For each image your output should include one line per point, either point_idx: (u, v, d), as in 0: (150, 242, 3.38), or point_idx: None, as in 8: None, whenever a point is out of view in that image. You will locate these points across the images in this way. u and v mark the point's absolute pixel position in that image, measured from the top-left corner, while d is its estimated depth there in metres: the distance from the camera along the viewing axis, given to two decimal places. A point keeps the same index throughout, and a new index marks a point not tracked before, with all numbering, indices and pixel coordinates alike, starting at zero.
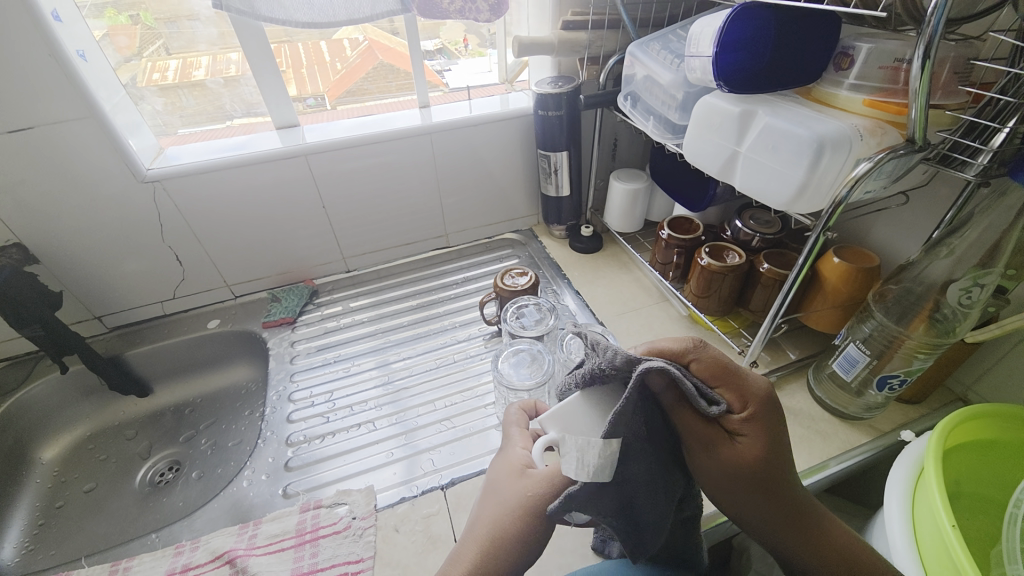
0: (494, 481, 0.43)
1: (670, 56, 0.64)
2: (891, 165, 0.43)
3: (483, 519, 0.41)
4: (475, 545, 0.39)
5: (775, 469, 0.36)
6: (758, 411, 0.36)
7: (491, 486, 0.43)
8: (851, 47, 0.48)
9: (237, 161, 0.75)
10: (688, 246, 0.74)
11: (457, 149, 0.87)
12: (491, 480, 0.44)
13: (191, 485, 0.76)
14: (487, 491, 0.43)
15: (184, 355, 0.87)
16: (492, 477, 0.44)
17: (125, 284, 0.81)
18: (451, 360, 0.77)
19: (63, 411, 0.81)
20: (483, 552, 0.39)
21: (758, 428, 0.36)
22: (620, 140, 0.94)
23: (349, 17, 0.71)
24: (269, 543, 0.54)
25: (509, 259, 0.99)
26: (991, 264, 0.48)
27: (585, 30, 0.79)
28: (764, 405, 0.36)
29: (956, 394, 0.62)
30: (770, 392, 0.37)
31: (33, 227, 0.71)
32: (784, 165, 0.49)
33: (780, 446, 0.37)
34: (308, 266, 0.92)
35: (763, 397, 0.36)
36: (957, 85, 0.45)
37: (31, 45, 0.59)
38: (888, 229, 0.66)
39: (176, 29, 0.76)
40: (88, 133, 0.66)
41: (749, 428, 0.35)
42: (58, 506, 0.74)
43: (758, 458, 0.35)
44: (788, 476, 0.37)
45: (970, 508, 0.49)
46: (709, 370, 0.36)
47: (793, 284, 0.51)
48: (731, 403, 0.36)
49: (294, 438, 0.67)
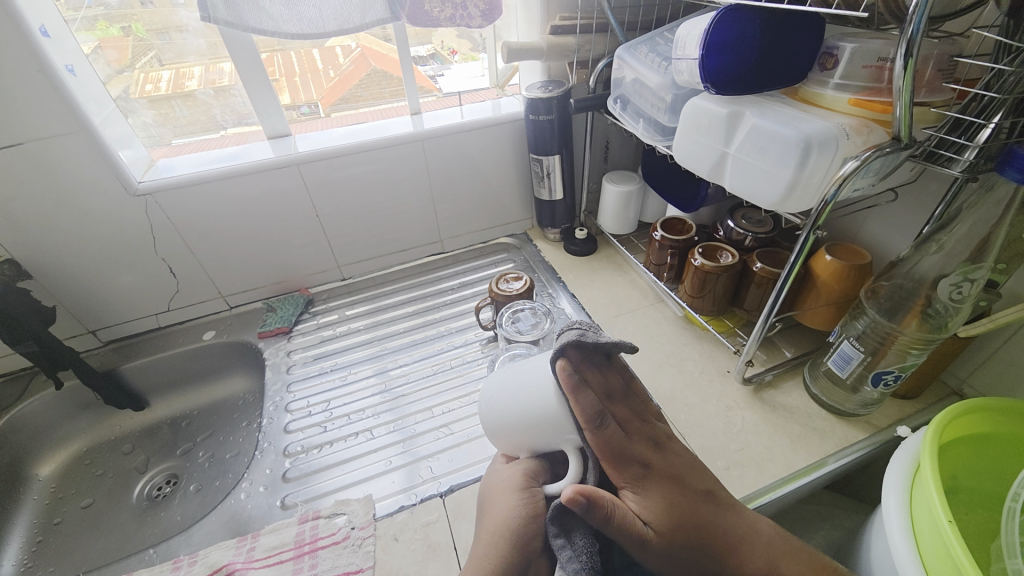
0: (495, 483, 0.48)
1: (657, 59, 0.64)
2: (879, 164, 0.43)
3: (496, 514, 0.45)
4: (494, 541, 0.43)
5: (684, 529, 0.42)
6: (637, 481, 0.43)
7: (493, 490, 0.48)
8: (835, 48, 0.49)
9: (229, 171, 0.75)
10: (681, 247, 0.74)
11: (451, 157, 0.88)
12: (490, 487, 0.48)
13: (189, 498, 0.76)
14: (489, 495, 0.48)
15: (179, 368, 0.87)
16: (488, 483, 0.49)
17: (119, 297, 0.81)
18: (447, 366, 0.77)
19: (58, 426, 0.81)
20: (504, 549, 0.42)
21: (644, 495, 0.43)
22: (612, 143, 0.94)
23: (339, 27, 0.72)
24: (267, 555, 0.54)
25: (504, 263, 0.99)
26: (981, 259, 0.48)
27: (574, 35, 0.79)
28: (648, 477, 0.44)
29: (951, 387, 0.63)
30: (671, 503, 0.43)
31: (23, 242, 0.70)
32: (772, 165, 0.50)
33: (687, 503, 0.43)
34: (303, 275, 0.92)
35: (641, 465, 0.44)
36: (942, 82, 0.45)
37: (19, 59, 0.58)
38: (878, 226, 0.67)
39: (168, 40, 0.76)
40: (77, 148, 0.66)
41: (644, 497, 0.43)
42: (55, 523, 0.73)
43: (670, 524, 0.42)
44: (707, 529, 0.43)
45: (968, 502, 0.49)
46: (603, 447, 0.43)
47: (785, 282, 0.51)
48: (617, 482, 0.44)
49: (291, 449, 0.67)
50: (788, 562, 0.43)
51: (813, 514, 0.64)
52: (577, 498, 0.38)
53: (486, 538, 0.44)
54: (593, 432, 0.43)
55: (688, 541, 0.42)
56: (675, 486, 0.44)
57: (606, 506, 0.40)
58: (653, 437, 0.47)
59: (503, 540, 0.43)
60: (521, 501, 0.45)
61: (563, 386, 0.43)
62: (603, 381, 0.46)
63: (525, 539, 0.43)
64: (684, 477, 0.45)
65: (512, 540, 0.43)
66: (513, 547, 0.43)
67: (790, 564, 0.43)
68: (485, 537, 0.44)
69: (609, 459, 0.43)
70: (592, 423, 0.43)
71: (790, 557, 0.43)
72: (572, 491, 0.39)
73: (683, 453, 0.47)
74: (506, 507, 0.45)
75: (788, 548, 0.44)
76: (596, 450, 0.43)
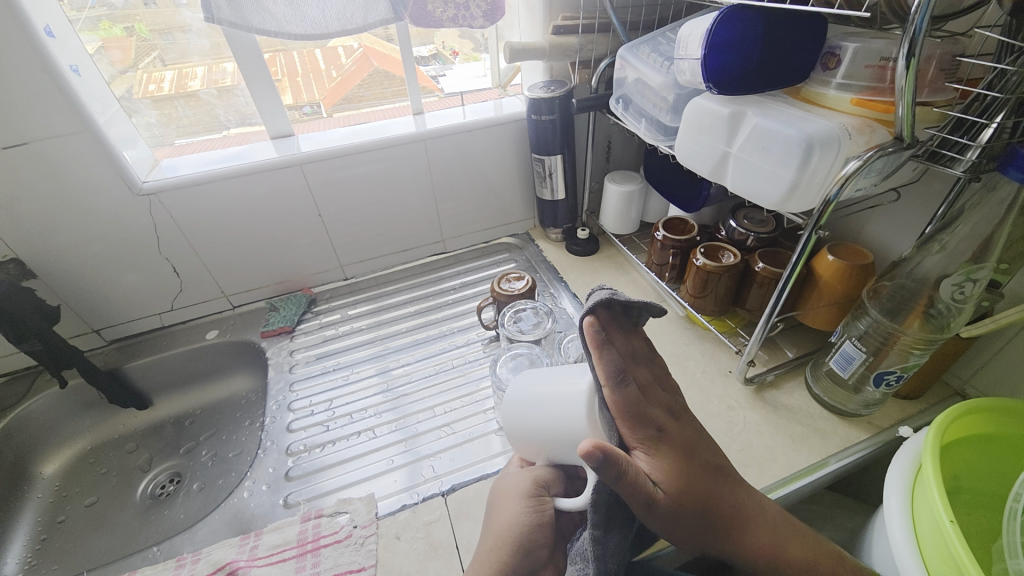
0: (504, 487, 0.48)
1: (659, 59, 0.64)
2: (880, 163, 0.43)
3: (502, 519, 0.45)
4: (498, 546, 0.43)
5: (690, 493, 0.41)
6: (651, 443, 0.42)
7: (502, 494, 0.47)
8: (837, 48, 0.49)
9: (233, 171, 0.75)
10: (683, 247, 0.74)
11: (453, 157, 0.88)
12: (499, 490, 0.48)
13: (193, 496, 0.76)
14: (498, 498, 0.47)
15: (182, 367, 0.87)
16: (499, 486, 0.49)
17: (123, 296, 0.81)
18: (450, 366, 0.77)
19: (62, 425, 0.81)
20: (507, 557, 0.42)
21: (656, 457, 0.42)
22: (614, 143, 0.94)
23: (341, 28, 0.72)
24: (270, 553, 0.54)
25: (506, 263, 0.99)
26: (983, 259, 0.48)
27: (576, 34, 0.80)
28: (660, 441, 0.42)
29: (954, 388, 0.63)
30: (680, 467, 0.42)
31: (28, 241, 0.71)
32: (773, 165, 0.50)
33: (695, 469, 0.42)
34: (305, 274, 0.92)
35: (657, 428, 0.42)
36: (945, 82, 0.45)
37: (25, 61, 0.59)
38: (881, 226, 0.67)
39: (171, 40, 0.76)
40: (82, 148, 0.66)
41: (655, 460, 0.41)
42: (60, 521, 0.73)
43: (677, 489, 0.41)
44: (712, 495, 0.42)
45: (970, 503, 0.49)
46: (622, 405, 0.41)
47: (787, 282, 0.51)
48: (630, 441, 0.42)
49: (294, 448, 0.67)
50: (794, 547, 0.43)
51: (815, 515, 0.64)
52: (596, 452, 0.35)
53: (490, 540, 0.43)
54: (613, 389, 0.41)
55: (692, 509, 0.41)
56: (685, 454, 0.43)
57: (621, 464, 0.37)
58: (670, 407, 0.45)
59: (507, 545, 0.42)
60: (528, 508, 0.44)
61: (588, 341, 0.41)
62: (629, 346, 0.44)
63: (529, 543, 0.43)
64: (695, 447, 0.44)
65: (515, 547, 0.42)
66: (516, 554, 0.42)
67: (794, 548, 0.43)
68: (488, 540, 0.44)
69: (625, 417, 0.41)
70: (613, 380, 0.41)
71: (796, 541, 0.44)
72: (590, 445, 0.35)
73: (696, 426, 0.46)
74: (513, 511, 0.44)
75: (794, 532, 0.44)
76: (613, 407, 0.41)
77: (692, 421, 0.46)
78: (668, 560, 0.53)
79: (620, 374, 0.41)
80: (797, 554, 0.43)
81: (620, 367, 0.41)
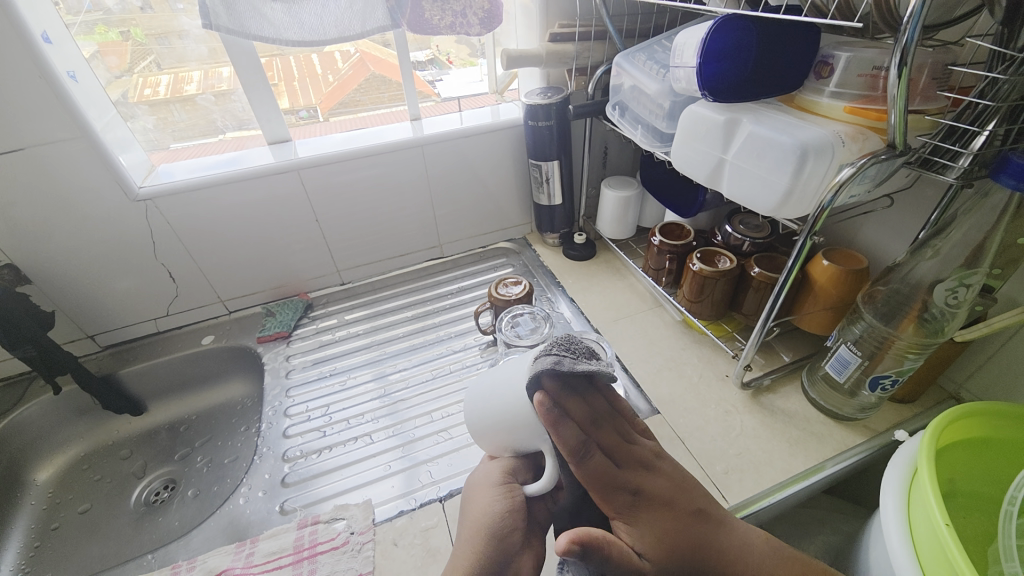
0: (476, 481, 0.47)
1: (656, 67, 0.65)
2: (874, 170, 0.44)
3: (474, 512, 0.45)
4: (472, 538, 0.42)
5: (678, 550, 0.41)
6: (628, 510, 0.42)
7: (473, 487, 0.47)
8: (830, 56, 0.49)
9: (230, 177, 0.75)
10: (679, 252, 0.74)
11: (450, 162, 0.88)
12: (470, 486, 0.48)
13: (188, 503, 0.76)
14: (470, 495, 0.47)
15: (177, 372, 0.86)
16: (471, 480, 0.49)
17: (118, 302, 0.81)
18: (447, 371, 0.77)
19: (56, 432, 0.81)
20: (482, 547, 0.41)
21: (637, 522, 0.42)
22: (611, 149, 0.95)
23: (339, 34, 0.72)
24: (266, 560, 0.53)
25: (503, 267, 0.99)
26: (976, 264, 0.48)
27: (573, 42, 0.80)
28: (639, 502, 0.42)
29: (948, 392, 0.63)
30: (662, 525, 0.42)
31: (24, 247, 0.70)
32: (768, 171, 0.50)
33: (679, 524, 0.42)
34: (302, 280, 0.92)
35: (632, 491, 0.42)
36: (937, 90, 0.46)
37: (22, 67, 0.59)
38: (875, 231, 0.67)
39: (167, 45, 0.76)
40: (77, 152, 0.66)
41: (636, 525, 0.41)
42: (53, 528, 0.73)
43: (661, 551, 0.41)
44: (703, 551, 0.42)
45: (966, 506, 0.50)
46: (591, 479, 0.41)
47: (783, 286, 0.52)
48: (607, 513, 0.42)
49: (290, 454, 0.67)
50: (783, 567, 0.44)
51: (811, 519, 0.64)
52: (572, 547, 0.35)
53: (466, 537, 0.43)
54: (577, 465, 0.40)
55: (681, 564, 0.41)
56: (665, 508, 0.43)
57: (603, 549, 0.37)
58: (641, 460, 0.44)
59: (480, 537, 0.42)
60: (496, 497, 0.44)
61: (542, 420, 0.39)
62: (588, 410, 0.42)
63: (503, 532, 0.42)
64: (673, 498, 0.44)
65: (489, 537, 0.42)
66: (489, 544, 0.41)
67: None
68: (464, 535, 0.44)
69: (597, 489, 0.41)
70: (576, 456, 0.40)
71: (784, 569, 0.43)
72: (566, 542, 0.35)
73: (671, 471, 0.46)
74: (485, 502, 0.44)
75: (781, 562, 0.44)
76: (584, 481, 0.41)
77: (667, 468, 0.46)
78: None
79: (579, 451, 0.40)
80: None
81: (580, 443, 0.40)
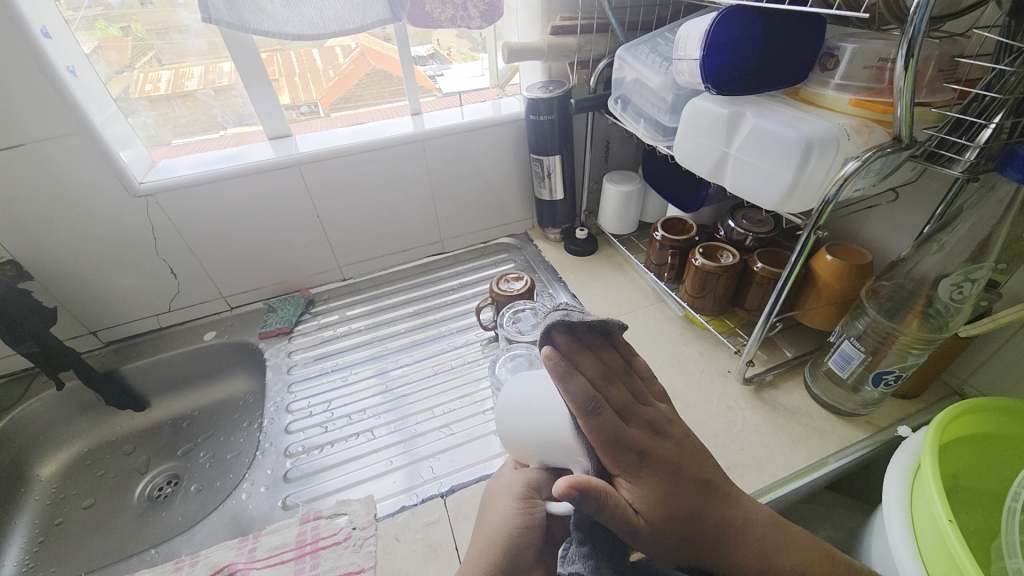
0: (497, 489, 0.47)
1: (658, 59, 0.64)
2: (879, 164, 0.43)
3: (490, 520, 0.44)
4: (486, 545, 0.42)
5: (676, 514, 0.41)
6: (633, 470, 0.41)
7: (493, 496, 0.47)
8: (836, 48, 0.49)
9: (231, 172, 0.75)
10: (682, 247, 0.74)
11: (451, 156, 0.88)
12: (490, 493, 0.48)
13: (191, 498, 0.76)
14: (489, 502, 0.47)
15: (179, 368, 0.87)
16: (492, 488, 0.48)
17: (119, 298, 0.81)
18: (449, 366, 0.77)
19: (59, 427, 0.81)
20: (494, 557, 0.41)
21: (639, 481, 0.41)
22: (613, 143, 0.94)
23: (339, 28, 0.72)
24: (269, 555, 0.54)
25: (504, 263, 0.99)
26: (982, 259, 0.48)
27: (574, 35, 0.80)
28: (645, 463, 0.42)
29: (952, 387, 0.63)
30: (664, 489, 0.41)
31: (26, 243, 0.70)
32: (772, 165, 0.50)
33: (680, 489, 0.42)
34: (304, 275, 0.92)
35: (639, 452, 0.42)
36: (943, 82, 0.45)
37: (21, 62, 0.58)
38: (879, 226, 0.67)
39: (167, 40, 0.76)
40: (77, 148, 0.66)
41: (637, 484, 0.41)
42: (57, 523, 0.73)
43: (660, 511, 0.41)
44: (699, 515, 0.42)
45: (969, 502, 0.49)
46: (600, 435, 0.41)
47: (786, 282, 0.51)
48: (612, 470, 0.42)
49: (292, 449, 0.67)
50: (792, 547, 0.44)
51: (813, 514, 0.64)
52: (570, 488, 0.37)
53: (479, 542, 0.43)
54: (587, 420, 0.40)
55: (677, 528, 0.41)
56: (670, 474, 0.42)
57: (597, 496, 0.38)
58: (652, 423, 0.44)
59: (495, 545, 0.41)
60: (517, 510, 0.44)
61: (550, 374, 0.40)
62: (599, 366, 0.44)
63: (518, 547, 0.42)
64: (679, 465, 0.43)
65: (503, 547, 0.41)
66: (502, 554, 0.41)
67: (782, 559, 0.43)
68: (477, 542, 0.43)
69: (605, 446, 0.41)
70: (586, 410, 0.40)
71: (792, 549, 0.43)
72: (563, 485, 0.36)
73: (681, 439, 0.45)
74: (504, 512, 0.44)
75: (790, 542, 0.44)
76: (593, 438, 0.41)
77: (677, 435, 0.45)
78: None
79: (590, 403, 0.40)
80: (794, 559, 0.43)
81: (591, 396, 0.40)
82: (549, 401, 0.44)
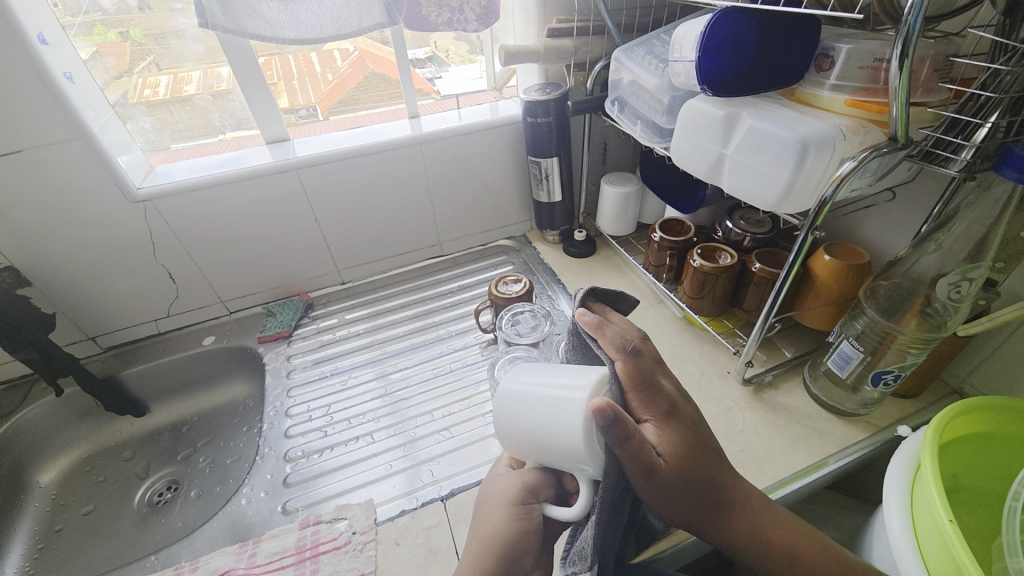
0: (492, 492, 0.45)
1: (654, 61, 0.64)
2: (875, 164, 0.43)
3: (485, 525, 0.43)
4: (481, 554, 0.41)
5: (693, 469, 0.40)
6: (662, 417, 0.41)
7: (489, 499, 0.45)
8: (831, 48, 0.49)
9: (229, 176, 0.75)
10: (680, 248, 0.74)
11: (449, 159, 0.88)
12: (485, 493, 0.46)
13: (190, 504, 0.76)
14: (484, 503, 0.45)
15: (178, 373, 0.87)
16: (488, 489, 0.47)
17: (119, 304, 0.81)
18: (448, 369, 0.77)
19: (59, 434, 0.81)
20: (489, 565, 0.40)
21: (665, 430, 0.41)
22: (611, 144, 0.94)
23: (337, 31, 0.72)
24: (268, 561, 0.54)
25: (503, 265, 0.99)
26: (979, 258, 0.48)
27: (571, 37, 0.80)
28: (672, 415, 0.42)
29: (952, 386, 0.63)
30: (687, 444, 0.41)
31: (24, 250, 0.70)
32: (769, 166, 0.50)
33: (699, 445, 0.42)
34: (302, 279, 0.92)
35: (668, 405, 0.42)
36: (938, 82, 0.46)
37: (18, 69, 0.59)
38: (877, 225, 0.67)
39: (166, 45, 0.76)
40: (75, 154, 0.66)
41: (662, 432, 0.41)
42: (57, 530, 0.73)
43: (680, 461, 0.40)
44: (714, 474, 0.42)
45: (970, 501, 0.49)
46: (632, 376, 0.42)
47: (784, 282, 0.51)
48: (640, 414, 0.41)
49: (292, 454, 0.67)
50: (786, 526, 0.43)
51: (814, 515, 0.64)
52: (607, 407, 0.35)
53: (473, 547, 0.42)
54: (625, 360, 0.41)
55: (691, 484, 0.40)
56: (692, 430, 0.42)
57: (629, 426, 0.36)
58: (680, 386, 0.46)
59: (491, 553, 0.40)
60: (511, 517, 0.42)
61: (585, 328, 0.43)
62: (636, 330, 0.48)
63: (514, 553, 0.41)
64: (699, 426, 0.44)
65: (499, 556, 0.40)
66: (498, 563, 0.40)
67: (773, 531, 0.42)
68: (471, 548, 0.42)
69: (637, 387, 0.41)
70: (625, 351, 0.42)
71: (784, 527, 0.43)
72: (600, 402, 0.35)
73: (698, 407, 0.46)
74: (498, 518, 0.42)
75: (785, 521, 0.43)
76: (629, 379, 0.41)
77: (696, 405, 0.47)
78: (669, 562, 0.53)
79: (628, 345, 0.42)
80: (785, 537, 0.42)
81: (629, 341, 0.42)
82: (550, 402, 0.39)
